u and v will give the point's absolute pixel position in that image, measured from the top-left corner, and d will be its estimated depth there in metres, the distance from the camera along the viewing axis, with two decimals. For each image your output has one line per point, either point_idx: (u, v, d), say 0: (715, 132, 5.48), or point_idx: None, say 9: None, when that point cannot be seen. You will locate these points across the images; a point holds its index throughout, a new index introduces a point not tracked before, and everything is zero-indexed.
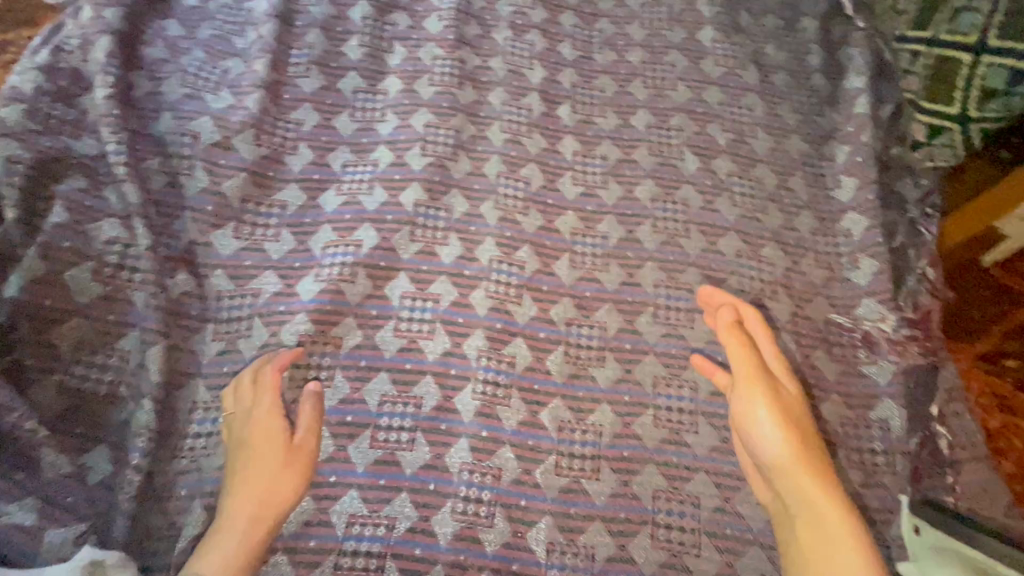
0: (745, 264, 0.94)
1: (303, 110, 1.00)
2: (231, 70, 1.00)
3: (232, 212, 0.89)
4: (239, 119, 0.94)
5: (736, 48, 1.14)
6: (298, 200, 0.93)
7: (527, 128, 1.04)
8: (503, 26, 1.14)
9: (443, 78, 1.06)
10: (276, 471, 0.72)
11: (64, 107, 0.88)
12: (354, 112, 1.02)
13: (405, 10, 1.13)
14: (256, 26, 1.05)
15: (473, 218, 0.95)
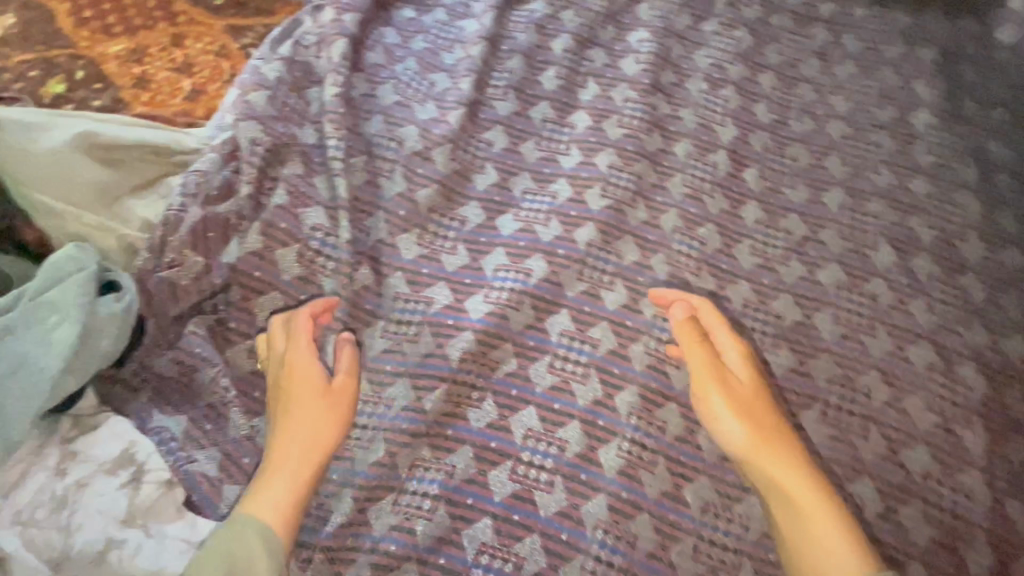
0: (937, 381, 0.85)
1: (494, 132, 1.02)
2: (435, 84, 1.05)
3: (419, 220, 0.93)
4: (440, 132, 0.99)
5: (958, 139, 1.05)
6: (478, 217, 0.95)
7: (712, 187, 1.00)
8: (700, 76, 1.10)
9: (632, 121, 1.04)
10: (322, 414, 0.75)
11: (296, 98, 0.96)
12: (543, 142, 1.03)
13: (604, 48, 1.13)
14: (465, 45, 1.09)
15: (642, 268, 0.93)
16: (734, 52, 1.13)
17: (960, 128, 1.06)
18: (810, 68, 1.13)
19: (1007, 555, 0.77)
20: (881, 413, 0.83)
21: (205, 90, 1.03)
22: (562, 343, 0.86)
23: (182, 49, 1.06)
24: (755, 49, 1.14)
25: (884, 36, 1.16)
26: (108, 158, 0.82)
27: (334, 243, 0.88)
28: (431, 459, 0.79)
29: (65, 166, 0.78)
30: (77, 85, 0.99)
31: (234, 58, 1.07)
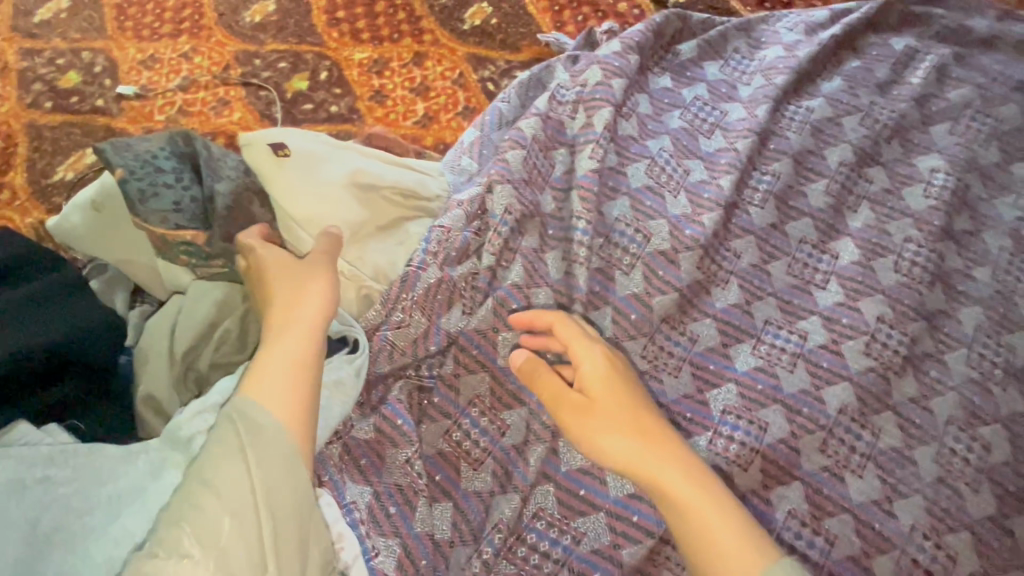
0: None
1: (694, 163, 0.97)
2: (640, 105, 1.01)
3: (603, 229, 0.89)
4: (637, 152, 0.96)
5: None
6: (663, 241, 0.88)
7: (929, 278, 0.90)
8: (938, 155, 1.01)
9: (842, 191, 0.97)
10: (301, 286, 0.70)
11: (508, 110, 1.00)
12: (745, 189, 0.95)
13: (827, 98, 1.04)
14: (676, 76, 1.07)
15: (832, 354, 0.85)
16: (980, 137, 1.03)
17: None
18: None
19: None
20: None
21: (437, 116, 1.15)
22: (722, 421, 0.81)
23: (422, 71, 1.20)
24: (1016, 133, 1.03)
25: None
26: (367, 196, 0.81)
27: (517, 244, 0.84)
28: (559, 519, 0.75)
29: (325, 196, 0.78)
30: (341, 98, 1.18)
31: (469, 90, 1.18)
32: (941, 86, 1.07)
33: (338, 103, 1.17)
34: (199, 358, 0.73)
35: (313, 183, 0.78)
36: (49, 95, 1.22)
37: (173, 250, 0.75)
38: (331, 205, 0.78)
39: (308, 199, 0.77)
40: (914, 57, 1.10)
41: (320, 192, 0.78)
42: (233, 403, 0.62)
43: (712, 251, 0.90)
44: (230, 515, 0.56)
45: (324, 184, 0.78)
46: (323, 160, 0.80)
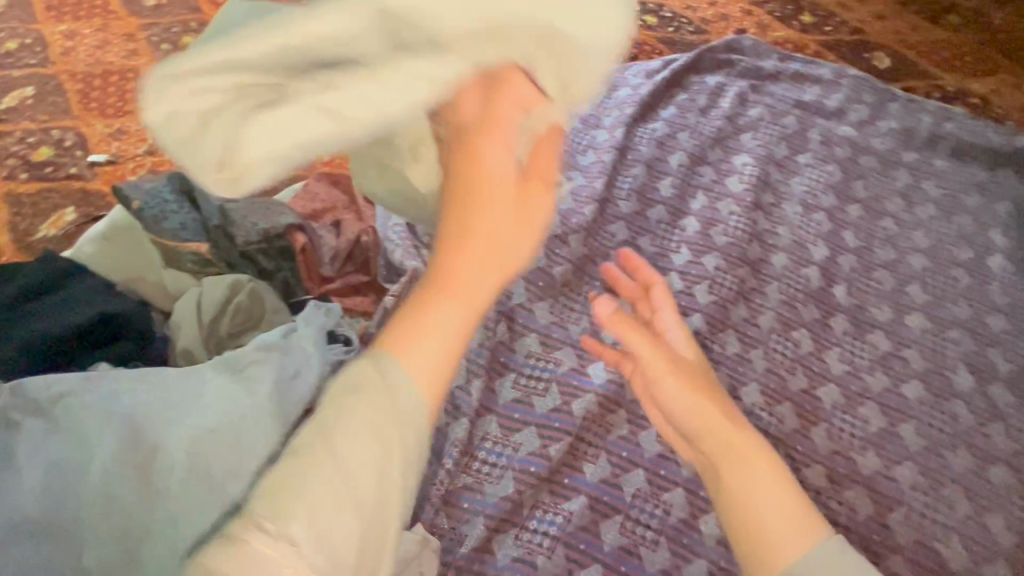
0: (928, 415, 1.08)
1: (575, 173, 1.30)
2: None
3: None
4: None
5: (956, 227, 1.33)
6: (555, 225, 1.18)
7: (747, 236, 1.23)
8: (745, 152, 1.38)
9: (684, 183, 1.31)
10: (479, 179, 0.52)
11: None
12: (615, 189, 1.29)
13: (666, 122, 1.42)
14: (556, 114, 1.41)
15: (686, 295, 1.15)
16: (774, 138, 1.42)
17: (958, 219, 1.34)
18: (839, 153, 1.41)
19: (983, 559, 0.96)
20: (879, 436, 1.05)
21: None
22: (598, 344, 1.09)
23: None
24: (797, 135, 1.44)
25: (901, 145, 1.46)
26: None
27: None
28: (501, 437, 0.99)
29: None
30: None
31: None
32: (744, 107, 1.49)
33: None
34: (219, 328, 0.89)
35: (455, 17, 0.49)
36: (25, 168, 1.39)
37: (179, 255, 0.94)
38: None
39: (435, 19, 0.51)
40: (722, 89, 1.52)
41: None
42: (379, 359, 0.49)
43: (594, 233, 1.22)
44: (351, 507, 0.45)
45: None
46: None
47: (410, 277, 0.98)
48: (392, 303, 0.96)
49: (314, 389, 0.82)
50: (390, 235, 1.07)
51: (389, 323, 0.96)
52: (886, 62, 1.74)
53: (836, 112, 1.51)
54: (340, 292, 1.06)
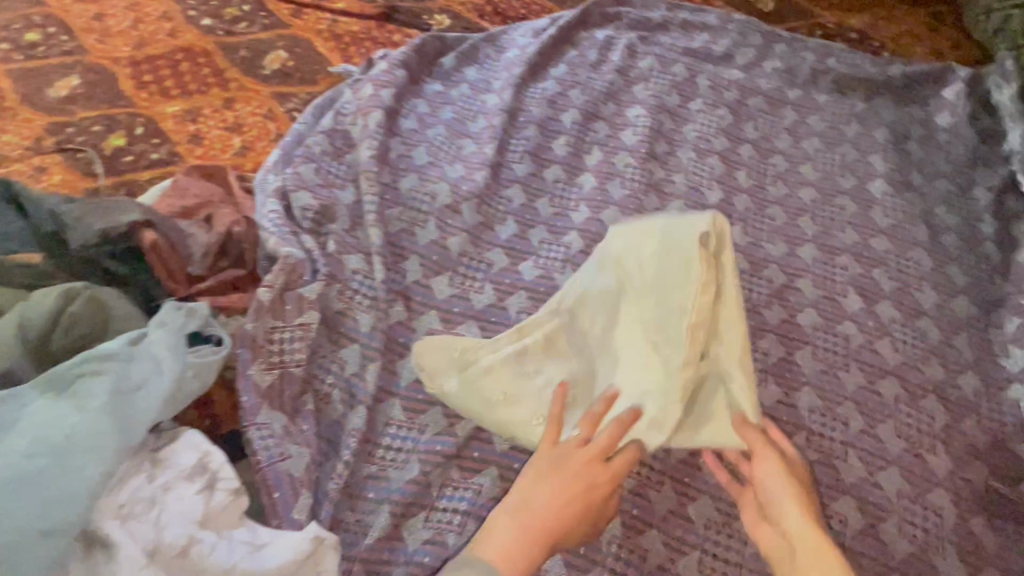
0: (821, 338, 1.14)
1: (465, 142, 1.27)
2: (418, 107, 1.30)
3: (400, 201, 1.15)
4: (420, 142, 1.23)
5: (839, 158, 1.42)
6: (447, 197, 1.16)
7: (643, 185, 1.25)
8: (636, 107, 1.39)
9: (579, 143, 1.31)
10: (558, 466, 0.76)
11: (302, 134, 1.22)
12: (508, 154, 1.26)
13: (557, 82, 1.40)
14: (445, 84, 1.36)
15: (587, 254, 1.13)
16: (664, 88, 1.43)
17: (840, 149, 1.44)
18: (728, 97, 1.45)
19: (878, 467, 1.03)
20: (777, 365, 1.10)
21: (252, 144, 1.34)
22: (489, 315, 1.06)
23: (233, 112, 1.39)
24: (686, 83, 1.45)
25: (788, 83, 1.54)
26: (603, 283, 0.89)
27: (328, 229, 1.08)
28: (406, 418, 0.95)
29: (563, 277, 0.95)
30: (160, 147, 1.32)
31: (278, 120, 1.39)
32: (633, 60, 1.48)
33: (159, 150, 1.31)
34: (50, 343, 0.84)
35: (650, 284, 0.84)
36: None
37: (6, 268, 0.90)
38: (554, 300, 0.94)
39: (649, 298, 0.83)
40: (612, 42, 1.51)
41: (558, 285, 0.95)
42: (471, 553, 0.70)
43: (487, 200, 1.19)
44: None
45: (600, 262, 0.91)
46: (616, 237, 0.90)
47: (282, 267, 1.00)
48: (268, 295, 0.98)
49: (161, 396, 0.84)
50: (262, 223, 1.07)
51: (265, 314, 0.97)
52: (769, 7, 1.86)
53: (723, 58, 1.55)
54: (212, 291, 1.04)
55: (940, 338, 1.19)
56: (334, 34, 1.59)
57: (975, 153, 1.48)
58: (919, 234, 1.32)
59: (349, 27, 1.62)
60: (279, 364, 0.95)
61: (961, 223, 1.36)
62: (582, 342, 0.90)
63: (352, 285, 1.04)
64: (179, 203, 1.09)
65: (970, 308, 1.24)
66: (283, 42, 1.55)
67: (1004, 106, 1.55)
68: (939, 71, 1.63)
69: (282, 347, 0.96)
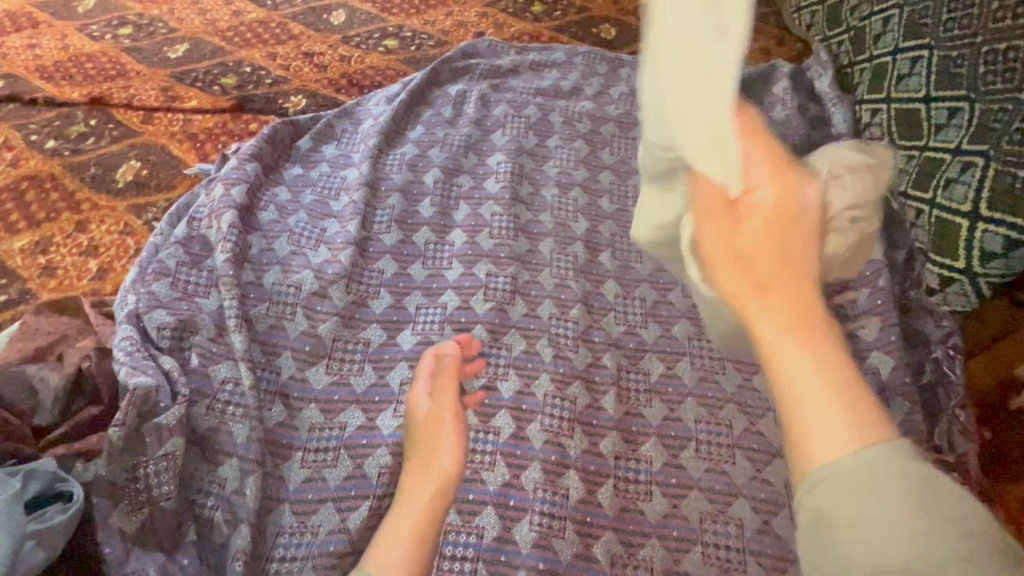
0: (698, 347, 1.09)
1: (384, 260, 1.18)
2: (328, 228, 1.21)
3: (325, 351, 1.04)
4: (333, 271, 1.12)
5: None
6: (380, 337, 1.07)
7: (513, 232, 1.24)
8: (551, 184, 1.35)
9: (501, 231, 1.24)
10: (414, 445, 0.86)
11: (196, 272, 1.10)
12: (373, 224, 1.23)
13: (469, 173, 1.35)
14: (349, 192, 1.28)
15: (464, 310, 1.12)
16: (577, 159, 1.40)
17: None
18: (581, 129, 1.46)
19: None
20: (743, 437, 0.99)
21: (111, 265, 1.24)
22: (368, 392, 1.01)
23: (87, 234, 1.28)
24: (541, 122, 1.46)
25: (634, 105, 1.52)
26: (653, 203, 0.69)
27: (191, 341, 1.01)
28: None
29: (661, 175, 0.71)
30: (8, 286, 1.19)
31: (137, 234, 1.29)
32: (540, 134, 1.44)
33: (8, 291, 1.18)
34: None
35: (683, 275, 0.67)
36: None
37: None
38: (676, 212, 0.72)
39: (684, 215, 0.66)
40: (465, 95, 1.51)
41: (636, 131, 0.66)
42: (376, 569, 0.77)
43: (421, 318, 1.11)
44: None
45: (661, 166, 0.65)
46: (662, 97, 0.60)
47: (130, 401, 0.87)
48: (118, 434, 0.85)
49: None
50: (115, 354, 0.95)
51: (119, 457, 0.85)
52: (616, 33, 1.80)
53: (573, 91, 1.55)
54: (66, 437, 0.90)
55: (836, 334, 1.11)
56: (188, 134, 1.48)
57: (808, 139, 1.43)
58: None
59: (203, 124, 1.51)
60: (148, 503, 0.85)
61: None
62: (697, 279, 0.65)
63: (276, 437, 0.95)
64: (30, 345, 1.02)
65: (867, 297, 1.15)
66: (138, 151, 1.44)
67: (825, 92, 1.48)
68: (768, 70, 1.57)
69: (148, 482, 0.86)
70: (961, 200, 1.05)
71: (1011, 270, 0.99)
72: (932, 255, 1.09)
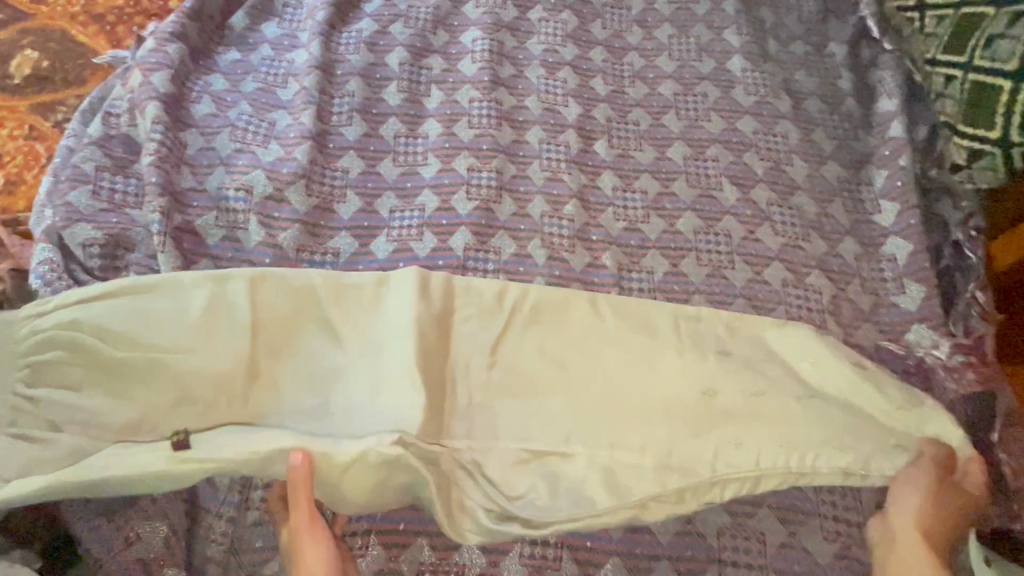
0: (704, 241, 1.00)
1: (348, 158, 1.02)
2: (280, 121, 1.03)
3: (288, 262, 0.91)
4: (289, 171, 0.97)
5: (694, 41, 1.21)
6: (351, 247, 0.95)
7: (495, 122, 1.09)
8: (536, 64, 1.17)
9: (481, 120, 1.08)
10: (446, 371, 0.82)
11: (123, 179, 0.93)
12: (330, 116, 1.05)
13: (440, 54, 1.16)
14: (298, 78, 1.08)
15: (445, 212, 0.99)
16: (564, 33, 1.20)
17: (694, 31, 1.22)
18: None
19: None
20: None
21: (21, 177, 1.05)
22: None
23: None
24: None
25: None
26: (603, 390, 0.82)
27: (125, 261, 0.87)
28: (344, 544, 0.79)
29: (612, 303, 0.89)
30: None
31: (48, 139, 1.09)
32: (520, 4, 1.23)
33: None
34: None
35: (547, 477, 0.77)
36: None
37: None
38: (652, 306, 0.89)
39: (625, 401, 0.81)
40: None
41: (540, 313, 0.87)
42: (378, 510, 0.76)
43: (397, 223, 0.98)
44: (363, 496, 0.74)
45: (540, 423, 0.80)
46: (507, 336, 0.85)
47: None
48: None
49: None
50: (41, 281, 0.82)
51: None
52: None
53: None
54: None
55: (850, 221, 1.03)
56: (93, 15, 1.22)
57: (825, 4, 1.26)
58: (827, 106, 1.14)
59: (111, 2, 1.24)
60: None
61: (858, 86, 1.16)
62: (640, 464, 0.78)
63: None
64: None
65: (885, 178, 1.05)
66: (32, 37, 1.18)
67: None
68: None
69: None
70: (1011, 60, 0.89)
71: None
72: (962, 128, 0.95)
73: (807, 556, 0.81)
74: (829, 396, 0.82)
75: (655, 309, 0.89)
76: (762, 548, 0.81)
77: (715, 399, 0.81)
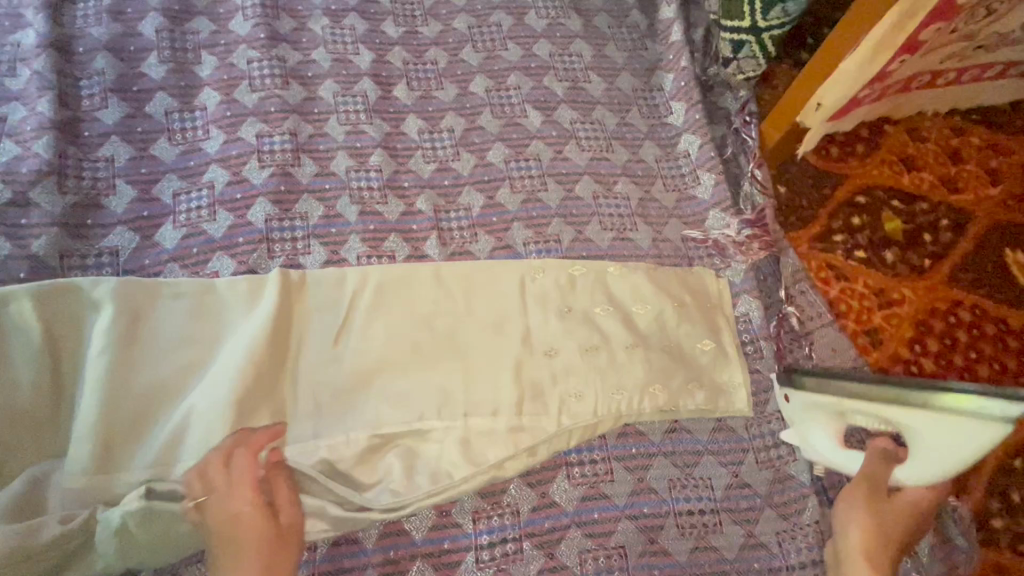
0: (515, 169, 1.01)
1: (109, 145, 0.90)
2: (13, 115, 0.89)
3: (51, 271, 0.81)
4: (30, 169, 0.85)
5: None
6: (131, 242, 0.85)
7: (281, 80, 1.00)
8: (319, 13, 1.08)
9: (264, 81, 1.00)
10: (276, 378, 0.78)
11: None
12: (78, 102, 0.92)
13: (205, 14, 1.04)
14: (27, 62, 0.93)
15: (238, 185, 0.91)
16: None
17: None
18: None
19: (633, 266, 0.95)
20: (572, 248, 0.96)
21: None
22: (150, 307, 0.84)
23: None
24: None
25: None
26: (448, 361, 0.82)
27: None
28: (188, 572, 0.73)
29: (454, 275, 0.88)
30: None
31: None
32: None
33: None
34: None
35: (395, 466, 0.77)
36: None
37: None
38: (500, 271, 0.89)
39: (473, 366, 0.83)
40: None
41: (378, 299, 0.85)
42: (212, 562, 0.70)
43: (184, 205, 0.89)
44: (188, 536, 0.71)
45: (383, 412, 0.79)
46: (339, 330, 0.82)
47: None
48: None
49: None
50: None
51: None
52: None
53: None
54: None
55: (647, 126, 1.08)
56: None
57: None
58: (616, 20, 1.17)
59: None
60: None
61: None
62: (489, 428, 0.79)
63: None
64: None
65: (672, 81, 1.11)
66: None
67: None
68: None
69: None
70: None
71: (788, 15, 0.94)
72: (723, 21, 1.01)
73: (643, 437, 0.85)
74: (650, 319, 0.89)
75: (504, 272, 0.89)
76: (603, 441, 0.84)
77: (552, 348, 0.85)
